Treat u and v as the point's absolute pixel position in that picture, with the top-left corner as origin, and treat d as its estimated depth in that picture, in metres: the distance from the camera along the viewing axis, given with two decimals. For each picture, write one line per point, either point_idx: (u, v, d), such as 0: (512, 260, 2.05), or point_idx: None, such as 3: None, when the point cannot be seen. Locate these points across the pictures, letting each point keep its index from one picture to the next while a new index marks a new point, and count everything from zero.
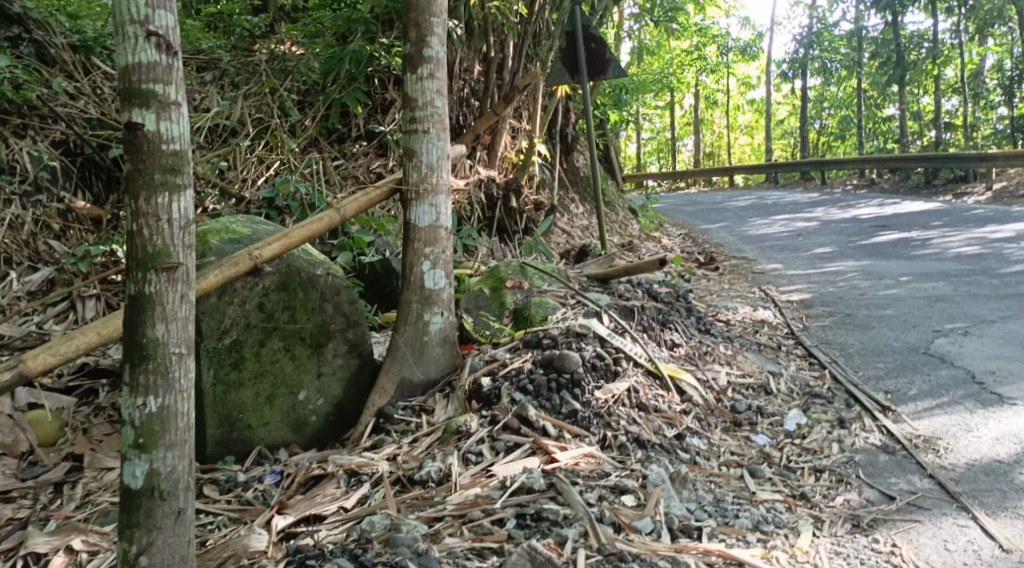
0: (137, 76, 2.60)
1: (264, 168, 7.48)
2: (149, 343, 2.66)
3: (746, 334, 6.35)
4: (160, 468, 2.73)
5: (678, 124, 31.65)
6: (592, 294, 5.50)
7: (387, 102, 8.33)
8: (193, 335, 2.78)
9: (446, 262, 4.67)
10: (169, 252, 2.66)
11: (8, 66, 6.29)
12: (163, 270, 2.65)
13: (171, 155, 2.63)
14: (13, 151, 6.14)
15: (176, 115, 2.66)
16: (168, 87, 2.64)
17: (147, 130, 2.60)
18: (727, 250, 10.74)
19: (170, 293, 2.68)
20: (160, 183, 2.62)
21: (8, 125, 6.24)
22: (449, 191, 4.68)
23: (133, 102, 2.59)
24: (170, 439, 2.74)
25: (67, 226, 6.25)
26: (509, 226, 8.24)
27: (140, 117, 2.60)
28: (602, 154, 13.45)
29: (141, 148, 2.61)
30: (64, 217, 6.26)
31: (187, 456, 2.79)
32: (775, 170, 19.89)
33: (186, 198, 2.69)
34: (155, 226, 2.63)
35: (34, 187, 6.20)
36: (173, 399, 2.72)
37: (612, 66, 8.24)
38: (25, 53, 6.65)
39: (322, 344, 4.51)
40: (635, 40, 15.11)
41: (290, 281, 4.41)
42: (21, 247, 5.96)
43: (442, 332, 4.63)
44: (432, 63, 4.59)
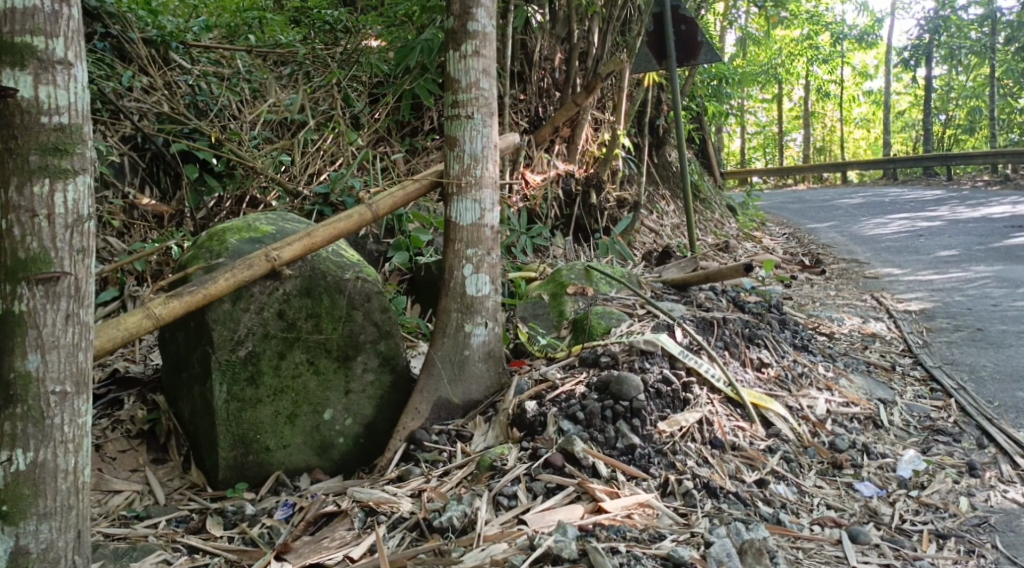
0: (8, 29, 2.52)
1: (329, 164, 7.01)
2: (18, 379, 2.59)
3: (853, 351, 5.51)
4: (29, 541, 2.63)
5: (787, 118, 30.05)
6: (666, 303, 4.85)
7: None
8: (78, 370, 2.70)
9: (492, 265, 4.11)
10: (50, 259, 2.60)
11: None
12: (38, 282, 2.58)
13: (54, 131, 2.58)
14: None
15: (62, 82, 2.60)
16: (49, 43, 2.56)
17: (20, 97, 2.54)
18: (836, 251, 9.74)
19: (45, 314, 2.61)
20: (38, 164, 2.57)
21: None
22: (495, 185, 4.12)
23: (4, 61, 2.52)
24: (42, 507, 2.65)
25: (131, 223, 6.32)
26: (589, 225, 7.53)
27: (11, 80, 2.53)
28: (700, 148, 12.56)
29: (14, 120, 2.55)
30: (128, 214, 6.35)
31: (67, 525, 2.70)
32: (893, 165, 18.33)
33: (73, 185, 2.64)
34: (32, 225, 2.57)
35: (101, 183, 6.26)
36: (48, 453, 2.63)
37: (705, 51, 7.37)
38: (99, 47, 6.65)
39: (351, 357, 3.99)
40: (740, 30, 14.08)
41: (315, 286, 3.90)
42: None
43: (486, 346, 4.07)
44: (477, 39, 4.01)
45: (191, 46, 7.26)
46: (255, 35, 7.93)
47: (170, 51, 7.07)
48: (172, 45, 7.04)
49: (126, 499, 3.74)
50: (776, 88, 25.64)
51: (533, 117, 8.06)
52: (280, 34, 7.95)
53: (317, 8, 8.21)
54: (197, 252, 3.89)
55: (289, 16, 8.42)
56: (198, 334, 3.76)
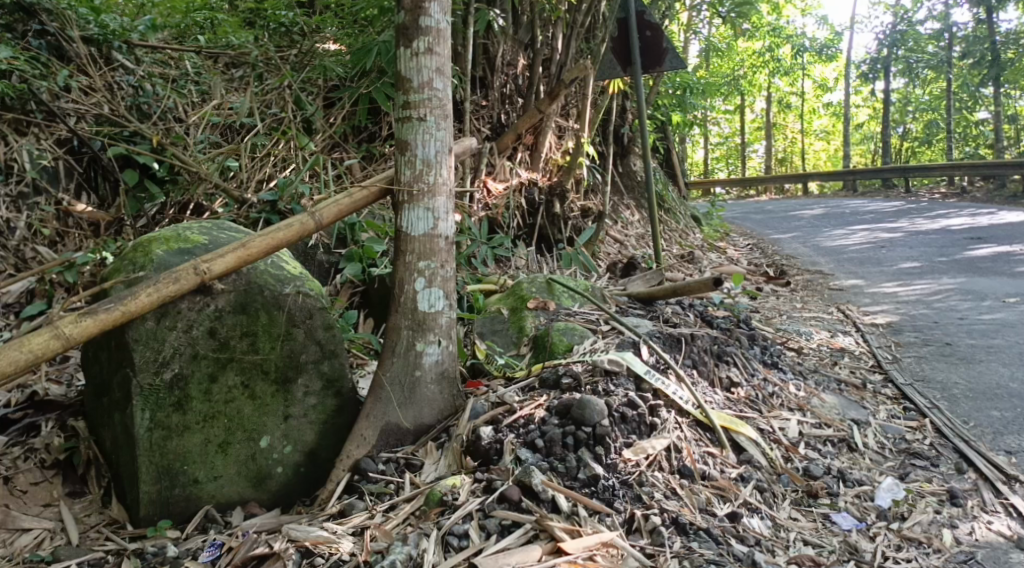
0: None
1: (278, 170, 6.55)
2: None
3: (823, 368, 5.30)
4: None
5: (749, 129, 30.16)
6: (630, 319, 4.59)
7: None
8: None
9: (446, 279, 3.81)
10: None
11: (7, 58, 5.81)
12: None
13: None
14: (12, 149, 5.80)
15: None
16: None
17: None
18: (800, 263, 9.59)
19: None
20: None
21: (8, 120, 5.88)
22: (450, 193, 3.82)
23: None
24: None
25: (64, 231, 5.87)
26: (552, 234, 7.24)
27: None
28: (664, 157, 12.36)
29: None
30: (62, 222, 5.91)
31: None
32: (853, 177, 18.36)
33: None
34: None
35: (32, 189, 5.83)
36: None
37: (670, 56, 7.13)
38: (34, 45, 6.21)
39: (291, 379, 3.65)
40: (704, 41, 13.93)
41: (250, 302, 3.56)
42: (8, 254, 5.57)
43: (439, 366, 3.76)
44: (430, 35, 3.71)
45: (135, 45, 6.77)
46: (205, 35, 7.50)
47: (112, 50, 6.64)
48: (114, 44, 6.59)
49: (34, 539, 3.40)
50: (738, 100, 25.66)
51: (494, 125, 7.75)
52: (231, 34, 7.43)
53: (271, 7, 7.59)
54: (120, 264, 3.54)
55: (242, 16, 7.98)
56: (119, 355, 3.41)
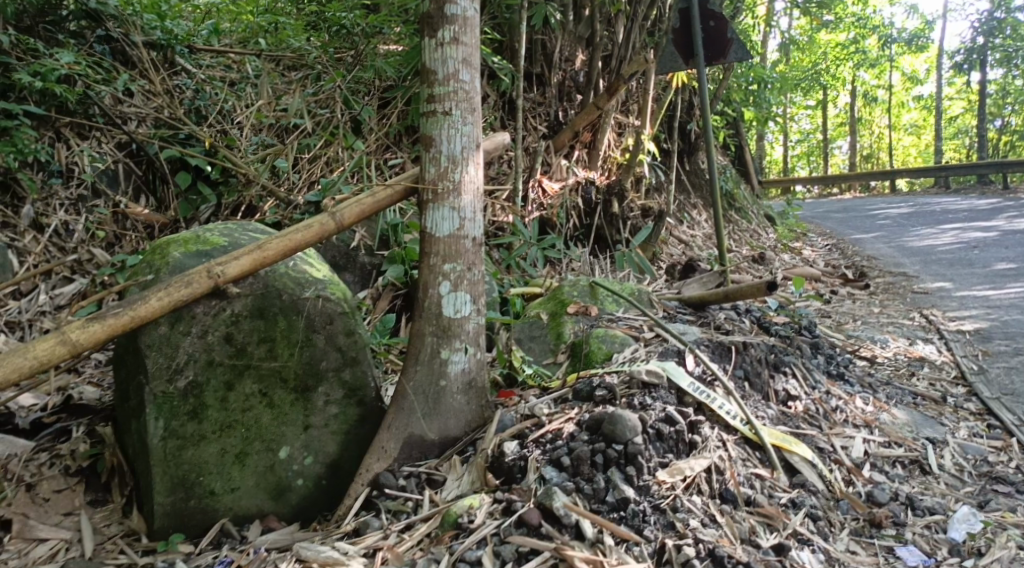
0: None
1: (329, 170, 6.38)
2: None
3: (897, 379, 4.88)
4: None
5: (832, 124, 29.01)
6: (678, 326, 4.29)
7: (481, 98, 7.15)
8: None
9: (474, 282, 3.60)
10: None
11: (69, 62, 5.68)
12: None
13: None
14: (73, 153, 5.69)
15: None
16: None
17: None
18: (881, 264, 9.03)
19: None
20: None
21: (70, 125, 5.78)
22: (477, 191, 3.62)
23: None
24: None
25: (121, 233, 5.69)
26: (610, 236, 6.91)
27: None
28: (735, 154, 11.83)
29: None
30: (119, 225, 5.73)
31: None
32: (944, 174, 17.32)
33: None
34: None
35: (91, 192, 5.67)
36: None
37: (736, 48, 6.12)
38: (98, 50, 6.11)
39: (310, 387, 3.47)
40: (781, 34, 13.25)
41: (269, 306, 3.40)
42: (63, 255, 5.43)
43: (466, 374, 3.56)
44: (456, 24, 3.51)
45: (199, 49, 6.74)
46: (268, 39, 7.12)
47: (175, 55, 6.50)
48: (178, 48, 6.48)
49: (50, 549, 3.32)
50: (820, 95, 24.60)
51: (552, 122, 7.43)
52: (293, 38, 7.10)
53: (333, 10, 7.12)
54: (137, 267, 3.43)
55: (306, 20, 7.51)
56: (133, 363, 3.29)
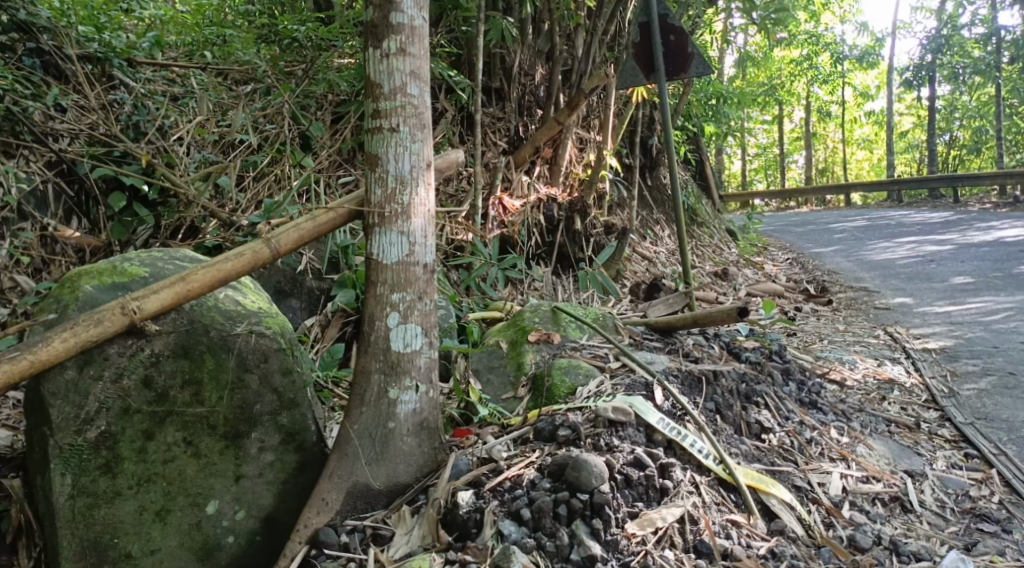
0: None
1: (277, 190, 5.94)
2: None
3: (870, 405, 4.69)
4: None
5: (788, 139, 29.26)
6: (644, 354, 4.04)
7: (437, 113, 6.83)
8: None
9: (425, 313, 3.30)
10: None
11: None
12: None
13: None
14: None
15: None
16: None
17: None
18: (842, 279, 8.92)
19: None
20: None
21: None
22: (428, 214, 3.32)
23: None
24: None
25: (50, 258, 5.26)
26: (573, 253, 6.54)
27: None
28: (696, 170, 11.68)
29: None
30: (47, 249, 5.28)
31: None
32: (899, 187, 17.41)
33: None
34: None
35: (17, 214, 5.16)
36: None
37: (697, 63, 5.94)
38: (27, 63, 5.66)
39: (242, 434, 3.14)
40: (739, 49, 13.17)
41: (194, 345, 3.08)
42: None
43: (417, 415, 3.25)
44: (402, 34, 3.23)
45: (140, 62, 6.25)
46: (215, 52, 6.67)
47: (114, 69, 6.02)
48: (116, 62, 6.01)
49: None
50: (776, 109, 24.72)
51: (512, 137, 7.13)
52: (241, 51, 6.61)
53: (284, 22, 6.76)
54: (46, 304, 3.10)
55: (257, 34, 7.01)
56: (38, 412, 2.94)
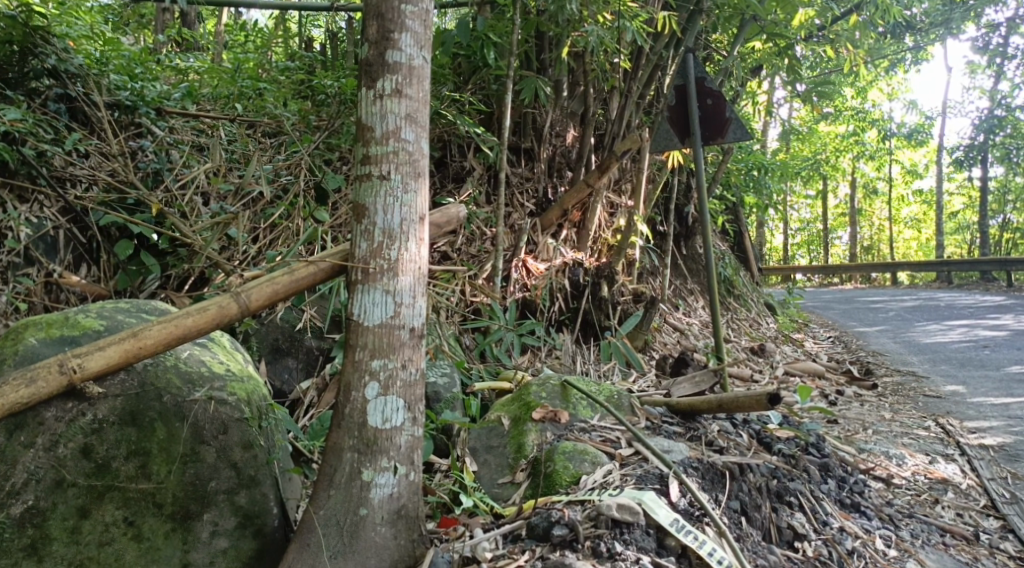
0: None
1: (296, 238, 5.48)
2: None
3: (919, 508, 4.17)
4: None
5: (831, 215, 28.66)
6: (661, 440, 3.59)
7: (464, 171, 6.52)
8: None
9: (409, 383, 2.92)
10: None
11: (14, 119, 4.81)
12: None
13: None
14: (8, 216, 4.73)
15: None
16: None
17: None
18: (887, 361, 8.37)
19: None
20: None
21: (10, 186, 4.85)
22: (418, 271, 2.97)
23: None
24: None
25: (50, 306, 4.81)
26: (598, 320, 6.05)
27: None
28: (735, 241, 11.22)
29: None
30: (50, 297, 4.81)
31: None
32: (948, 269, 16.74)
33: None
34: None
35: (23, 259, 4.74)
36: None
37: (736, 127, 5.46)
38: (52, 108, 5.24)
39: (192, 514, 2.77)
40: (782, 122, 12.78)
41: (143, 410, 2.76)
42: None
43: (393, 501, 2.86)
44: (399, 73, 2.93)
45: (170, 112, 5.75)
46: (246, 105, 6.27)
47: (141, 117, 5.57)
48: (145, 110, 5.57)
49: None
50: (820, 186, 24.20)
51: (540, 199, 6.80)
52: (273, 104, 6.25)
53: (318, 76, 6.31)
54: None
55: (293, 89, 6.56)
56: None
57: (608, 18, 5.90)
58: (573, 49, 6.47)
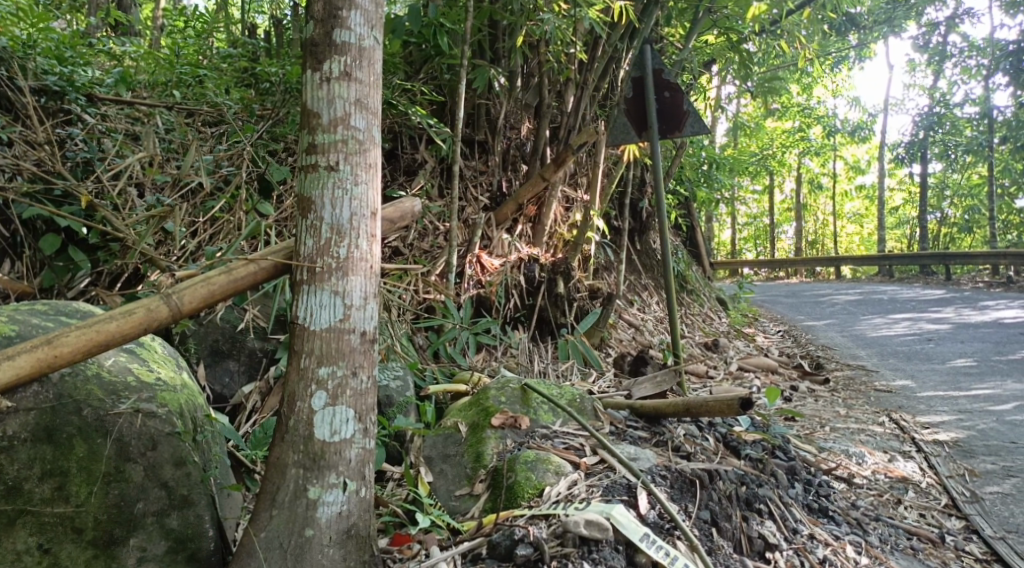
0: None
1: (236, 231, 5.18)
2: None
3: (884, 509, 4.07)
4: None
5: (777, 209, 29.01)
6: (626, 447, 3.42)
7: (416, 163, 6.26)
8: None
9: (360, 392, 2.69)
10: None
11: None
12: None
13: None
14: None
15: None
16: None
17: None
18: (837, 355, 8.37)
19: None
20: None
21: None
22: (369, 270, 2.73)
23: None
24: None
25: None
26: (554, 318, 5.88)
27: None
28: (686, 236, 11.17)
29: None
30: None
31: None
32: (890, 263, 16.99)
33: None
34: None
35: None
36: None
37: (693, 120, 5.31)
38: None
39: (117, 540, 2.52)
40: (731, 117, 12.78)
41: (59, 427, 2.49)
42: None
43: (343, 521, 2.63)
44: (348, 55, 2.68)
45: (101, 98, 5.37)
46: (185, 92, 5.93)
47: (71, 104, 5.20)
48: (74, 97, 5.19)
49: None
50: (766, 181, 24.46)
51: (494, 193, 6.58)
52: (213, 91, 5.93)
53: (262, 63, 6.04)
54: None
55: (235, 78, 6.22)
56: None
57: (563, 7, 5.70)
58: (528, 39, 6.26)
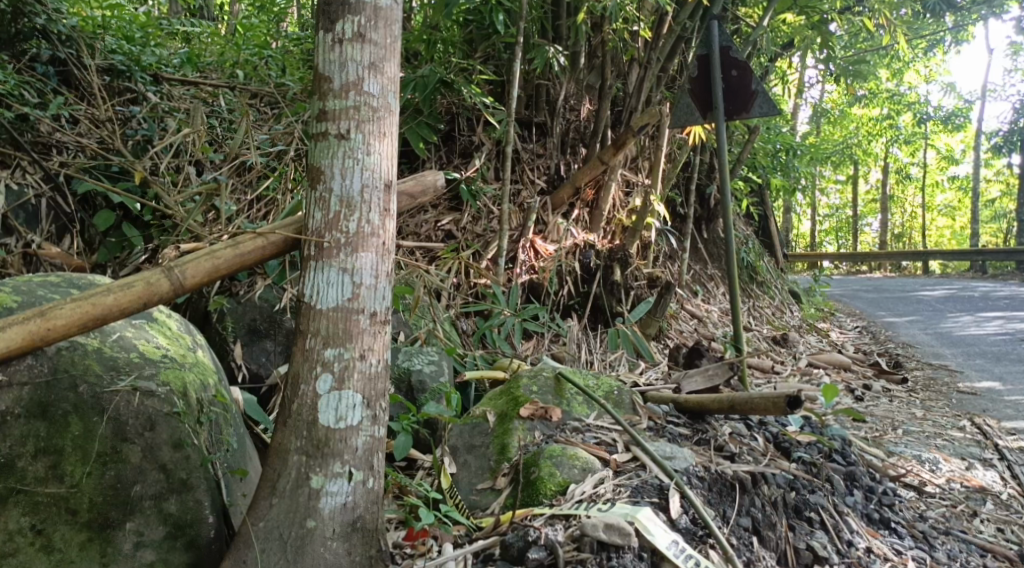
0: None
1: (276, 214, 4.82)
2: None
3: (957, 520, 3.70)
4: None
5: (862, 201, 27.83)
6: (666, 446, 3.17)
7: (473, 146, 6.01)
8: None
9: (370, 376, 2.52)
10: None
11: None
12: None
13: None
14: None
15: None
16: None
17: None
18: (918, 354, 7.83)
19: None
20: None
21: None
22: (382, 247, 2.56)
23: None
24: None
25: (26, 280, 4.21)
26: (608, 306, 5.60)
27: None
28: (760, 225, 10.70)
29: None
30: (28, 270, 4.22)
31: None
32: (984, 259, 16.00)
33: None
34: None
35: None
36: None
37: (761, 99, 4.78)
38: (39, 70, 4.77)
39: (113, 523, 2.47)
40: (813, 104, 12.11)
41: (53, 403, 2.48)
42: None
43: (347, 513, 2.48)
44: (363, 14, 2.50)
45: (167, 78, 5.27)
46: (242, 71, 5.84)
47: (135, 82, 5.07)
48: (139, 76, 5.06)
49: None
50: (851, 171, 23.43)
51: (552, 176, 6.33)
52: (271, 71, 5.81)
53: None
54: None
55: (300, 59, 6.07)
56: None
57: None
58: (590, 15, 5.94)
